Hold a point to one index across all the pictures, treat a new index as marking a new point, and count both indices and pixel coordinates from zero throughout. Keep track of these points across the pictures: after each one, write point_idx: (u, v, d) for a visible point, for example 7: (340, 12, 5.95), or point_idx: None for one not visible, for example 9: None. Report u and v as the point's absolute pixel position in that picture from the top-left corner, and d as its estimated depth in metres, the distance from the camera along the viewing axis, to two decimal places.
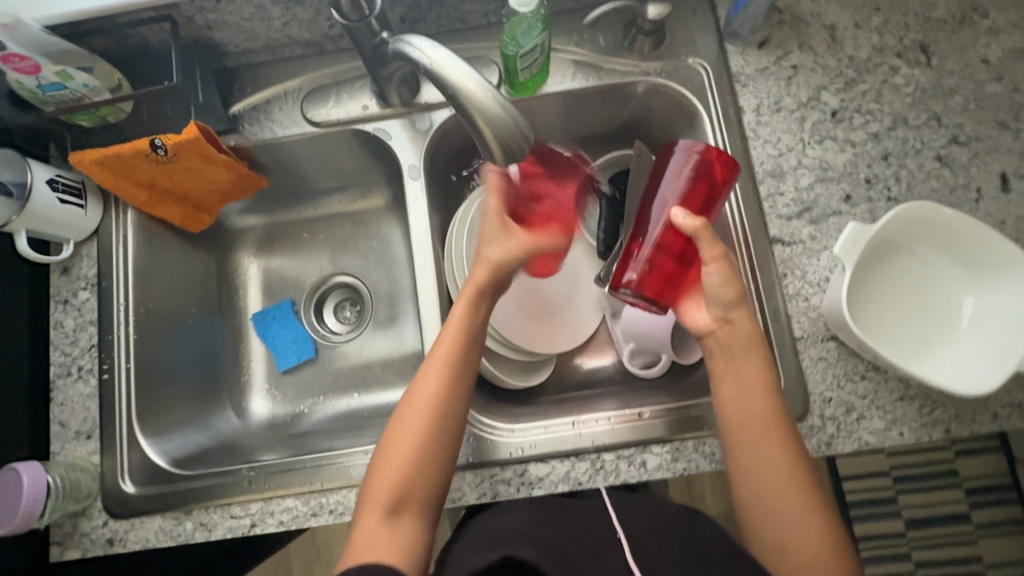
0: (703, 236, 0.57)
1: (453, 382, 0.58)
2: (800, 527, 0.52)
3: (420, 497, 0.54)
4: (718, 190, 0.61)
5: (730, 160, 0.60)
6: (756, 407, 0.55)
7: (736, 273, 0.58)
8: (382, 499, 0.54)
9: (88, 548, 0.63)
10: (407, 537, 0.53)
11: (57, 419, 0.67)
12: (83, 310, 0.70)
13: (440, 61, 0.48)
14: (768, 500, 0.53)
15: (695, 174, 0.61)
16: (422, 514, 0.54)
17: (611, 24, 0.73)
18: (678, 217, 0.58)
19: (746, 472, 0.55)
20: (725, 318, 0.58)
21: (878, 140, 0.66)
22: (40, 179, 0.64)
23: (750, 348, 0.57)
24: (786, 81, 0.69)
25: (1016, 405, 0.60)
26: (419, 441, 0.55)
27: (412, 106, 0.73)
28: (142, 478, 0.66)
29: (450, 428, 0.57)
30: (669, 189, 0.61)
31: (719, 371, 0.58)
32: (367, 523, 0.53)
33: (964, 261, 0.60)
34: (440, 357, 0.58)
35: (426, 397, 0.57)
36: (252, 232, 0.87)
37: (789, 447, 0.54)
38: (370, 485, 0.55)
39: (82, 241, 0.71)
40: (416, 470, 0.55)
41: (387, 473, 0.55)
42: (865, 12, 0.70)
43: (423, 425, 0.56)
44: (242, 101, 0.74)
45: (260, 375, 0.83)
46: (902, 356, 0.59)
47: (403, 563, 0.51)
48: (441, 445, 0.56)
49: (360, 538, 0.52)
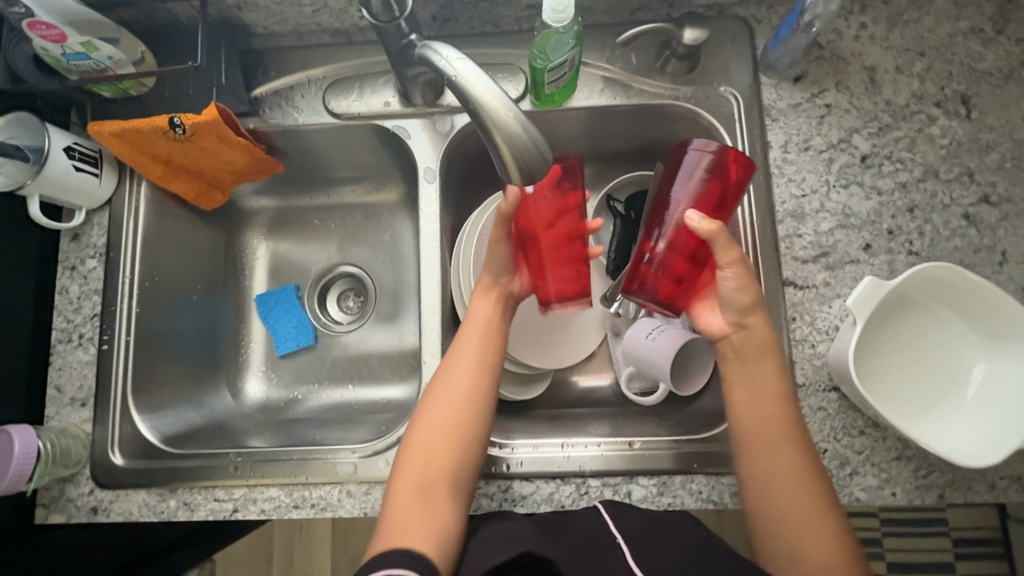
0: (719, 240, 0.55)
1: (480, 366, 0.59)
2: (825, 532, 0.50)
3: (451, 479, 0.54)
4: (735, 191, 0.58)
5: (745, 159, 0.57)
6: (768, 415, 0.54)
7: (753, 277, 0.57)
8: (413, 483, 0.54)
9: (73, 514, 0.64)
10: (441, 518, 0.52)
11: (54, 384, 0.68)
12: (89, 278, 0.70)
13: (465, 74, 0.47)
14: (778, 513, 0.52)
15: (709, 175, 0.58)
16: (457, 498, 0.54)
17: (645, 43, 0.71)
18: (693, 220, 0.56)
19: (756, 481, 0.54)
20: (741, 323, 0.57)
21: (906, 190, 0.64)
22: (57, 146, 0.64)
23: (761, 360, 0.56)
24: (818, 120, 0.67)
25: (1015, 477, 0.58)
26: (447, 424, 0.56)
27: (434, 107, 0.72)
28: (131, 451, 0.67)
29: (479, 412, 0.58)
30: (681, 190, 0.59)
31: (732, 375, 0.57)
32: (399, 508, 0.52)
33: (979, 327, 0.58)
34: (469, 342, 0.61)
35: (456, 381, 0.58)
36: (263, 213, 0.87)
37: (805, 464, 0.53)
38: (399, 472, 0.55)
39: (94, 210, 0.72)
40: (447, 454, 0.55)
41: (418, 459, 0.55)
42: (908, 56, 0.67)
43: (453, 409, 0.57)
44: (265, 85, 0.73)
45: (258, 357, 0.83)
46: (901, 416, 0.58)
47: (437, 544, 0.50)
48: (470, 427, 0.57)
49: (394, 522, 0.51)
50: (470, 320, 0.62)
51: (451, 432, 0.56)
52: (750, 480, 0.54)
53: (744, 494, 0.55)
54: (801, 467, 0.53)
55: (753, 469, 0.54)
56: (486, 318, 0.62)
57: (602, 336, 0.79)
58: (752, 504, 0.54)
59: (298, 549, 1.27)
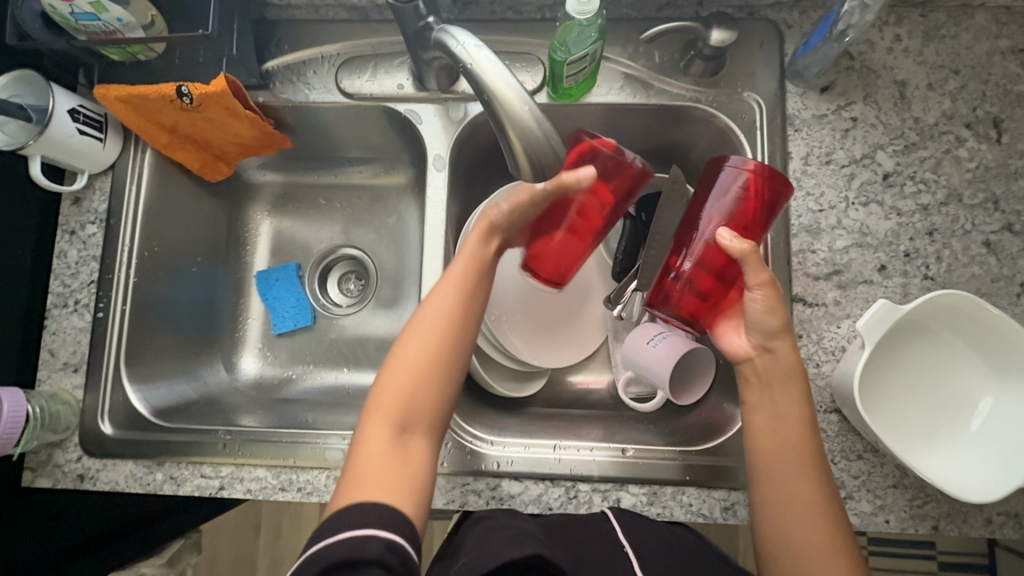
0: (750, 261, 0.53)
1: (466, 308, 0.57)
2: (827, 548, 0.50)
3: (427, 424, 0.53)
4: (768, 210, 0.57)
5: (782, 177, 0.55)
6: (783, 445, 0.53)
7: (783, 299, 0.55)
8: (388, 422, 0.52)
9: (59, 479, 0.64)
10: (411, 464, 0.50)
11: (47, 348, 0.67)
12: (88, 243, 0.69)
13: (482, 63, 0.45)
14: (791, 547, 0.51)
15: (744, 192, 0.56)
16: (428, 445, 0.53)
17: (670, 40, 0.69)
18: (724, 238, 0.55)
19: (772, 511, 0.53)
20: (765, 347, 0.56)
21: (927, 213, 0.62)
22: (61, 108, 0.62)
23: (777, 390, 0.55)
24: (842, 133, 0.65)
25: (1012, 514, 0.57)
26: (425, 368, 0.54)
27: (448, 93, 0.70)
28: (120, 421, 0.66)
29: (458, 358, 0.56)
30: (714, 207, 0.58)
31: (753, 400, 0.56)
32: (370, 449, 0.50)
33: (991, 359, 0.57)
34: (454, 285, 0.58)
35: (438, 322, 0.56)
36: (269, 188, 0.86)
37: (821, 489, 0.52)
38: (374, 409, 0.53)
39: (97, 174, 0.70)
40: (422, 398, 0.53)
41: (392, 400, 0.53)
42: (942, 73, 0.65)
43: (432, 350, 0.55)
44: (277, 59, 0.72)
45: (255, 333, 0.83)
46: (901, 444, 0.56)
47: (406, 493, 0.48)
48: (447, 373, 0.55)
49: (363, 466, 0.49)
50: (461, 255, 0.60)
51: (429, 375, 0.54)
52: (766, 512, 0.53)
53: (753, 516, 0.54)
54: (818, 502, 0.52)
55: (770, 499, 0.53)
56: (478, 256, 0.59)
57: (603, 337, 0.77)
58: (764, 536, 0.53)
59: (285, 522, 1.28)
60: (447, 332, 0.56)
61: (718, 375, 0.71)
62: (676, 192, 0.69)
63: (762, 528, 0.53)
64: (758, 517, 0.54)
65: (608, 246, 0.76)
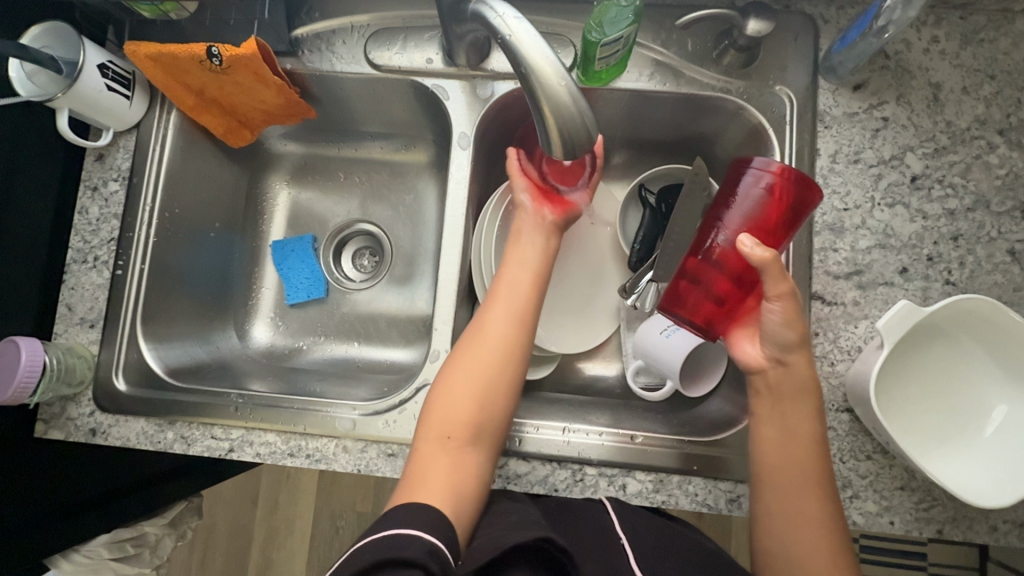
0: (772, 271, 0.51)
1: (516, 320, 0.59)
2: (824, 545, 0.51)
3: (480, 433, 0.54)
4: (795, 214, 0.55)
5: (811, 182, 0.54)
6: (795, 440, 0.54)
7: (802, 313, 0.54)
8: (437, 432, 0.54)
9: (72, 432, 0.65)
10: (462, 469, 0.52)
11: (65, 302, 0.68)
12: (109, 201, 0.69)
13: (520, 36, 0.45)
14: (790, 541, 0.52)
15: (769, 195, 0.55)
16: (481, 452, 0.54)
17: (704, 29, 0.68)
18: (746, 244, 0.53)
19: (776, 501, 0.53)
20: (779, 360, 0.55)
21: (953, 218, 0.62)
22: (91, 63, 0.62)
23: (791, 388, 0.54)
24: (872, 133, 0.64)
25: (1018, 523, 0.57)
26: (481, 376, 0.55)
27: (476, 71, 0.70)
28: (135, 378, 0.67)
29: (509, 372, 0.56)
30: (736, 211, 0.56)
31: (762, 411, 0.56)
32: (425, 454, 0.53)
33: (1007, 367, 0.57)
34: (507, 294, 0.60)
35: (490, 329, 0.58)
36: (290, 158, 0.86)
37: (824, 489, 0.53)
38: (425, 420, 0.55)
39: (122, 132, 0.71)
40: (474, 407, 0.54)
41: (446, 409, 0.55)
42: (977, 77, 0.64)
43: (481, 361, 0.56)
44: (307, 26, 0.71)
45: (268, 302, 0.83)
46: (911, 446, 0.56)
47: (457, 496, 0.50)
48: (498, 379, 0.56)
49: (416, 471, 0.52)
50: (509, 269, 0.62)
51: (478, 390, 0.55)
52: (770, 507, 0.53)
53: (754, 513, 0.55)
54: (821, 497, 0.52)
55: (777, 495, 0.53)
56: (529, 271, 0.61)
57: (615, 326, 0.77)
58: (764, 531, 0.54)
59: (282, 495, 1.28)
60: (497, 347, 0.57)
61: (729, 369, 0.71)
62: (699, 185, 0.67)
63: (763, 524, 0.54)
64: (761, 520, 0.54)
65: (627, 233, 0.76)
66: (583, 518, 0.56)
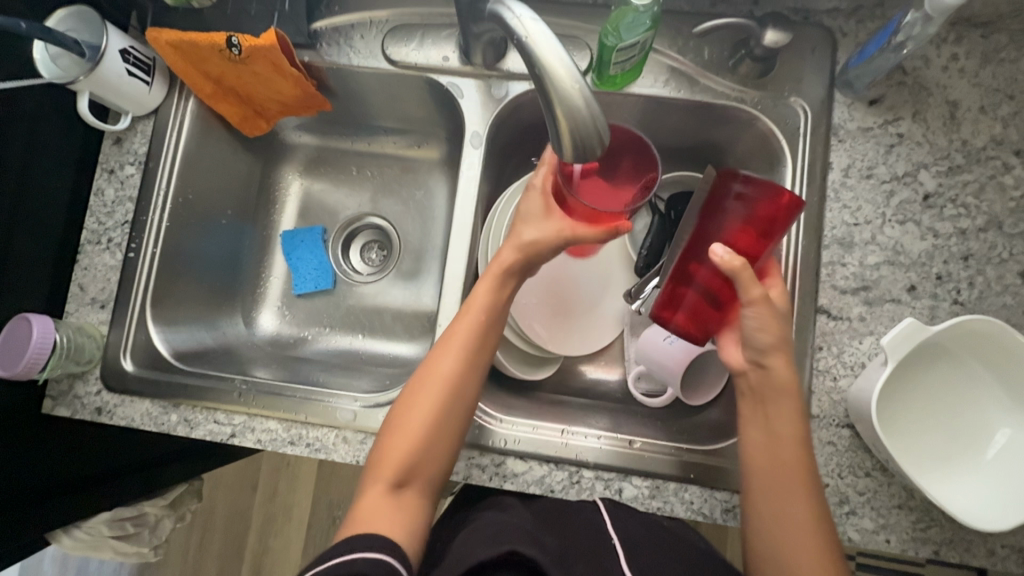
0: (743, 277, 0.51)
1: (470, 363, 0.57)
2: (822, 561, 0.50)
3: (424, 474, 0.54)
4: (777, 225, 0.52)
5: (793, 196, 0.50)
6: (791, 454, 0.53)
7: (779, 317, 0.54)
8: (385, 475, 0.53)
9: (78, 410, 0.66)
10: (407, 512, 0.53)
11: (77, 282, 0.68)
12: (125, 184, 0.70)
13: (536, 38, 0.45)
14: (784, 555, 0.51)
15: (748, 210, 0.52)
16: (426, 492, 0.55)
17: (722, 37, 0.68)
18: (717, 253, 0.52)
19: (772, 514, 0.53)
20: (758, 363, 0.55)
21: (965, 238, 0.61)
22: (114, 47, 0.63)
23: (789, 399, 0.54)
24: (886, 148, 0.64)
25: (1017, 548, 0.57)
26: (429, 420, 0.55)
27: (492, 70, 0.70)
28: (141, 360, 0.68)
29: (459, 415, 0.56)
30: (716, 222, 0.54)
31: (746, 413, 0.57)
32: (370, 496, 0.53)
33: (1011, 390, 0.56)
34: (461, 334, 0.57)
35: (442, 372, 0.56)
36: (303, 149, 0.87)
37: (818, 504, 0.52)
38: (372, 462, 0.55)
39: (140, 117, 0.72)
40: (421, 450, 0.54)
41: (394, 453, 0.54)
42: (996, 97, 0.63)
43: (430, 406, 0.55)
44: (327, 20, 0.72)
45: (275, 292, 0.84)
46: (909, 465, 0.56)
47: (406, 534, 0.51)
48: (447, 422, 0.56)
49: (363, 511, 0.52)
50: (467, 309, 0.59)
51: (426, 435, 0.55)
52: (766, 520, 0.53)
53: (750, 524, 0.54)
54: (817, 513, 0.52)
55: (774, 509, 0.53)
56: (485, 313, 0.58)
57: (619, 330, 0.77)
58: (760, 543, 0.53)
59: (281, 482, 1.29)
60: (448, 391, 0.56)
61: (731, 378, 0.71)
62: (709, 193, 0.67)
63: (756, 535, 0.53)
64: (756, 532, 0.54)
65: (635, 239, 0.77)
66: (577, 521, 0.56)
